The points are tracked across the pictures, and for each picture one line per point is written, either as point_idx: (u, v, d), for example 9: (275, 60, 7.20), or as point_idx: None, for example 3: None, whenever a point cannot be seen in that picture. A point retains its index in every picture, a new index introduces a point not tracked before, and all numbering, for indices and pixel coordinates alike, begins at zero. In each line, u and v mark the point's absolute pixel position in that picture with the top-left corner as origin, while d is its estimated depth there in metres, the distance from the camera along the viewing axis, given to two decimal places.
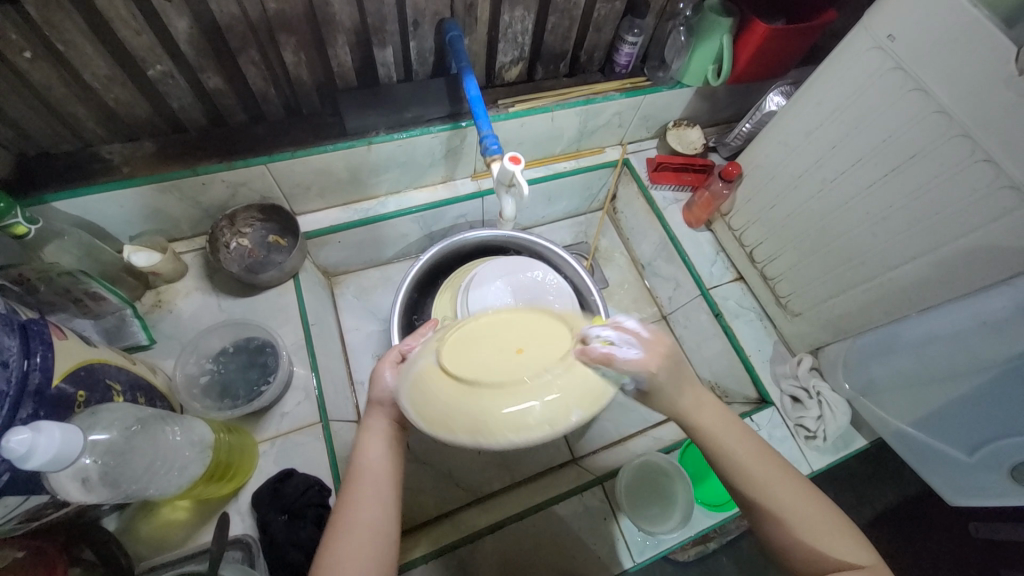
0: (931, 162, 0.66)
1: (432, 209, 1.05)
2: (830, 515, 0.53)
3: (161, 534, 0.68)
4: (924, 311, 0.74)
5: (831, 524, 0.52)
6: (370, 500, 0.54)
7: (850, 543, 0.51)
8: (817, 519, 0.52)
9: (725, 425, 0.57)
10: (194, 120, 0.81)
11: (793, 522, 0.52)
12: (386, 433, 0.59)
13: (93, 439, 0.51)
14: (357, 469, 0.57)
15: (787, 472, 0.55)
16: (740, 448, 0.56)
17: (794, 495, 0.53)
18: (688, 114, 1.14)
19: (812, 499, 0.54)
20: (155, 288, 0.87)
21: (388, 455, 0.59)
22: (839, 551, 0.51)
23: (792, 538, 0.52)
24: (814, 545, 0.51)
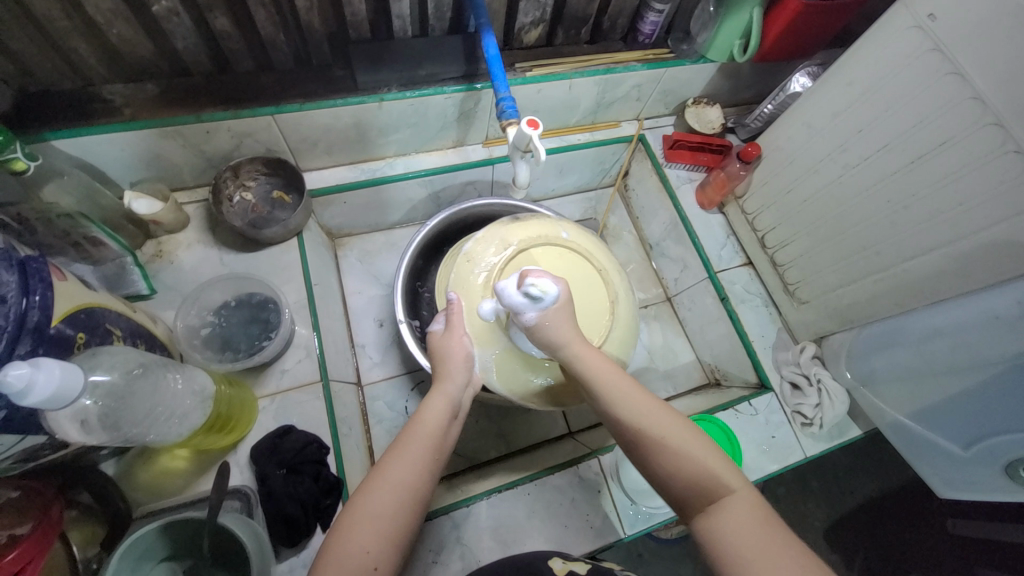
0: (959, 151, 0.64)
1: (441, 174, 1.02)
2: (709, 448, 0.54)
3: (160, 481, 0.68)
4: (934, 303, 0.73)
5: (703, 449, 0.53)
6: (409, 462, 0.54)
7: (725, 473, 0.52)
8: (698, 454, 0.53)
9: (600, 366, 0.59)
10: (199, 64, 0.77)
11: (676, 455, 0.53)
12: (448, 397, 0.62)
13: (94, 380, 0.50)
14: (408, 428, 0.58)
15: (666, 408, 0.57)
16: (615, 386, 0.58)
17: (672, 430, 0.54)
18: (709, 91, 1.11)
19: (697, 438, 0.54)
20: (156, 238, 0.85)
21: (442, 423, 0.59)
22: (713, 479, 0.51)
23: (672, 467, 0.52)
24: (693, 471, 0.52)
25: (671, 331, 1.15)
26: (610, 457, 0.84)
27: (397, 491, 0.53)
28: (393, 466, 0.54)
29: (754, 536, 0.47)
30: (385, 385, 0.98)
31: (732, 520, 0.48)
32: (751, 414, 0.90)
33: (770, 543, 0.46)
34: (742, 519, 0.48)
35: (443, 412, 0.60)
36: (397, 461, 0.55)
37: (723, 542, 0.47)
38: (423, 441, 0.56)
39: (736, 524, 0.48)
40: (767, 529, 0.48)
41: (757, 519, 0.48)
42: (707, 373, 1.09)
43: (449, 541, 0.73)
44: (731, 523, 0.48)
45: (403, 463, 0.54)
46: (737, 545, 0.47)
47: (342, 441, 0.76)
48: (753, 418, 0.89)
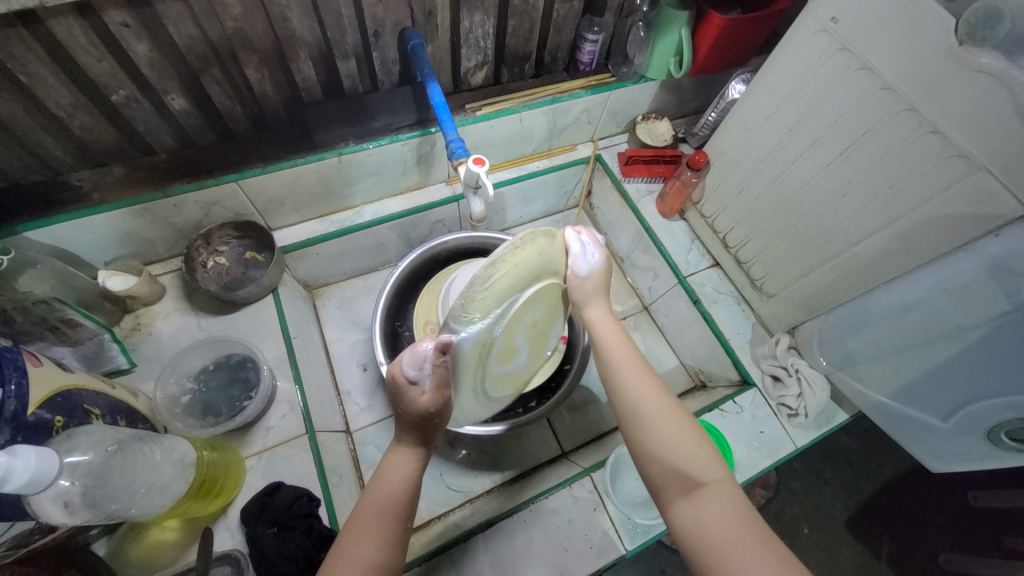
0: (881, 137, 0.68)
1: (408, 216, 1.06)
2: (702, 443, 0.54)
3: (151, 556, 0.67)
4: (889, 282, 0.75)
5: (697, 447, 0.54)
6: (371, 537, 0.51)
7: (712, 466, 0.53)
8: (690, 447, 0.53)
9: (614, 340, 0.62)
10: (163, 143, 0.81)
11: (660, 445, 0.54)
12: (410, 467, 0.56)
13: (72, 462, 0.52)
14: (372, 496, 0.54)
15: (665, 395, 0.58)
16: (622, 361, 0.61)
17: (667, 416, 0.56)
18: (656, 107, 1.16)
19: (691, 433, 0.55)
20: (134, 312, 0.87)
21: (408, 484, 0.55)
22: (699, 467, 0.52)
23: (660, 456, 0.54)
24: (679, 460, 0.53)
25: (653, 339, 1.16)
26: (602, 473, 0.84)
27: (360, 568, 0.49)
28: (357, 540, 0.50)
29: (731, 529, 0.48)
30: (374, 428, 0.98)
31: (716, 504, 0.50)
32: (737, 412, 0.90)
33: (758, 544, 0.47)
34: (723, 504, 0.50)
35: (406, 466, 0.56)
36: (356, 534, 0.51)
37: (705, 530, 0.49)
38: (383, 506, 0.53)
39: (721, 511, 0.50)
40: (747, 523, 0.49)
41: (740, 515, 0.49)
42: (693, 375, 1.11)
43: None
44: (711, 512, 0.50)
45: (364, 536, 0.51)
46: (715, 538, 0.48)
47: (332, 491, 0.76)
48: (739, 416, 0.90)
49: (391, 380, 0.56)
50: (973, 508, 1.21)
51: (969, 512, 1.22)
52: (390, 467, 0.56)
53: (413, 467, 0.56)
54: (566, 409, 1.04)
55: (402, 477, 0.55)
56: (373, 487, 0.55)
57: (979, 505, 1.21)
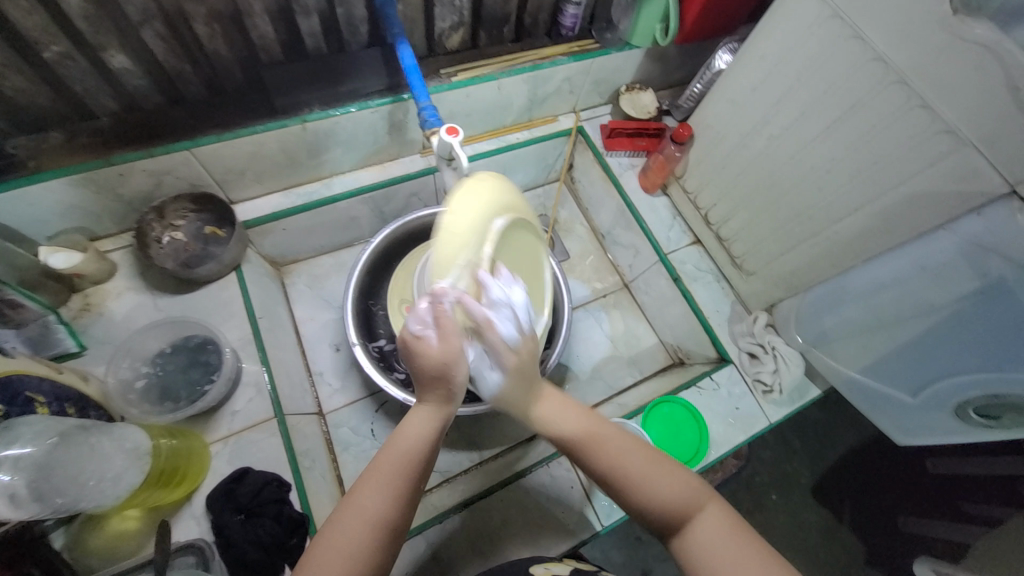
0: (870, 111, 0.66)
1: (380, 189, 1.01)
2: (683, 473, 0.54)
3: (114, 545, 0.65)
4: (869, 260, 0.75)
5: (671, 471, 0.53)
6: (380, 490, 0.49)
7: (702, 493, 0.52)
8: (676, 485, 0.52)
9: (572, 420, 0.57)
10: (104, 106, 0.74)
11: (650, 493, 0.52)
12: (432, 420, 0.54)
13: (11, 455, 0.48)
14: (385, 449, 0.51)
15: (627, 436, 0.56)
16: (572, 419, 0.57)
17: (637, 460, 0.54)
18: (640, 77, 1.12)
19: (670, 468, 0.54)
20: (82, 291, 0.81)
21: (427, 437, 0.53)
22: (689, 499, 0.52)
23: (653, 503, 0.52)
24: (667, 500, 0.52)
25: (632, 317, 1.16)
26: None
27: (365, 525, 0.47)
28: (363, 495, 0.48)
29: (732, 554, 0.49)
30: (349, 410, 0.96)
31: (712, 532, 0.50)
32: (714, 389, 0.90)
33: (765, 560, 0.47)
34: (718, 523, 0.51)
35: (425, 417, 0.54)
36: (370, 487, 0.49)
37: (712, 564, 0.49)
38: (400, 462, 0.50)
39: (716, 538, 0.50)
40: (742, 538, 0.50)
41: (732, 532, 0.50)
42: (671, 353, 1.10)
43: (427, 560, 0.72)
44: (708, 539, 0.50)
45: (372, 488, 0.49)
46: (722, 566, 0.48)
47: (304, 475, 0.73)
48: (716, 393, 0.90)
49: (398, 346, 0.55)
50: (931, 474, 1.27)
51: (929, 479, 1.27)
52: (412, 419, 0.54)
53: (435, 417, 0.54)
54: None
55: (421, 431, 0.53)
56: (393, 440, 0.52)
57: (932, 472, 1.28)
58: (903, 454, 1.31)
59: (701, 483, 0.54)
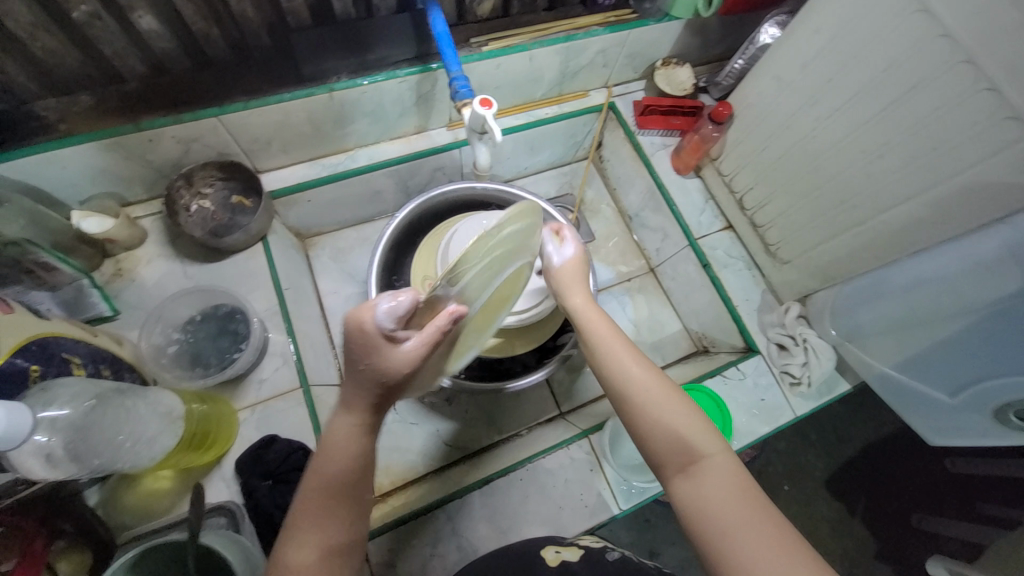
0: (931, 93, 0.62)
1: (406, 163, 0.99)
2: (694, 415, 0.55)
3: (146, 504, 0.67)
4: (916, 253, 0.71)
5: (682, 410, 0.55)
6: (320, 520, 0.50)
7: (708, 438, 0.54)
8: (681, 419, 0.54)
9: (594, 315, 0.63)
10: (133, 69, 0.73)
11: (658, 420, 0.54)
12: (359, 434, 0.53)
13: (48, 416, 0.48)
14: (315, 474, 0.51)
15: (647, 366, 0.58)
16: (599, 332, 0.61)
17: (653, 386, 0.56)
18: (677, 50, 1.06)
19: (683, 408, 0.55)
20: (114, 256, 0.82)
21: (354, 449, 0.52)
22: (695, 441, 0.53)
23: (659, 430, 0.54)
24: (672, 431, 0.54)
25: (657, 302, 1.13)
26: (600, 436, 0.84)
27: (314, 553, 0.49)
28: (307, 524, 0.50)
29: (731, 503, 0.49)
30: None
31: (715, 478, 0.51)
32: (739, 378, 0.88)
33: (770, 520, 0.48)
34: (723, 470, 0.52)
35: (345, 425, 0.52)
36: (304, 516, 0.50)
37: (704, 502, 0.50)
38: (327, 489, 0.51)
39: (720, 487, 0.51)
40: (749, 494, 0.50)
41: (738, 484, 0.51)
42: (696, 340, 1.08)
43: (445, 532, 0.73)
44: (711, 487, 0.51)
45: (310, 520, 0.50)
46: (716, 507, 0.50)
47: None
48: (741, 382, 0.88)
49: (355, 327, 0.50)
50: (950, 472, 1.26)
51: (946, 476, 1.26)
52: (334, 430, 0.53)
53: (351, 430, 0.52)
54: (566, 370, 1.03)
55: (340, 450, 0.52)
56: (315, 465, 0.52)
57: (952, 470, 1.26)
58: (923, 451, 1.29)
59: (711, 432, 0.54)
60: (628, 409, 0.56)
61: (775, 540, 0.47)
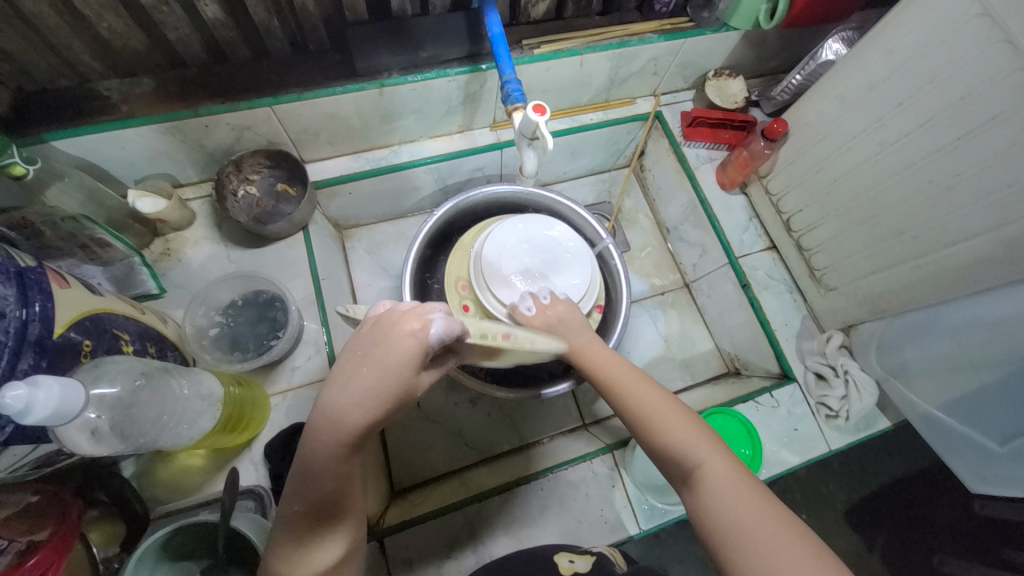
0: (1012, 126, 0.58)
1: (447, 161, 0.99)
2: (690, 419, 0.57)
3: (179, 479, 0.69)
4: (979, 292, 0.67)
5: (677, 414, 0.58)
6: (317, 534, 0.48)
7: (702, 440, 0.55)
8: (673, 423, 0.57)
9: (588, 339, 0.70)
10: (194, 55, 0.75)
11: (656, 428, 0.58)
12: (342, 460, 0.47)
13: (99, 393, 0.50)
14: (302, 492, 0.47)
15: (645, 380, 0.63)
16: (601, 357, 0.68)
17: (649, 397, 0.61)
18: (731, 62, 1.03)
19: (678, 413, 0.58)
20: (164, 236, 0.85)
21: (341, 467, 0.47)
22: (690, 442, 0.55)
23: (657, 437, 0.57)
24: (667, 437, 0.56)
25: (689, 319, 1.11)
26: (625, 452, 0.82)
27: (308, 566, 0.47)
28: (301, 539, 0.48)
29: (733, 502, 0.49)
30: None
31: (714, 476, 0.52)
32: (773, 406, 0.85)
33: (771, 518, 0.47)
34: (722, 471, 0.52)
35: (328, 444, 0.45)
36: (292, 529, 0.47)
37: (709, 505, 0.51)
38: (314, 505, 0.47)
39: (719, 486, 0.51)
40: (748, 494, 0.50)
41: (736, 483, 0.51)
42: (727, 361, 1.06)
43: (462, 536, 0.73)
44: (710, 488, 0.51)
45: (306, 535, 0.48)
46: (719, 508, 0.50)
47: None
48: (775, 410, 0.85)
49: (396, 328, 0.46)
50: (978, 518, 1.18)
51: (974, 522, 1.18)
52: (315, 446, 0.46)
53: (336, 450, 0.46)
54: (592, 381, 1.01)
55: (323, 469, 0.46)
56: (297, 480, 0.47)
57: (977, 512, 1.16)
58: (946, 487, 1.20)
59: (705, 434, 0.56)
60: (632, 428, 0.61)
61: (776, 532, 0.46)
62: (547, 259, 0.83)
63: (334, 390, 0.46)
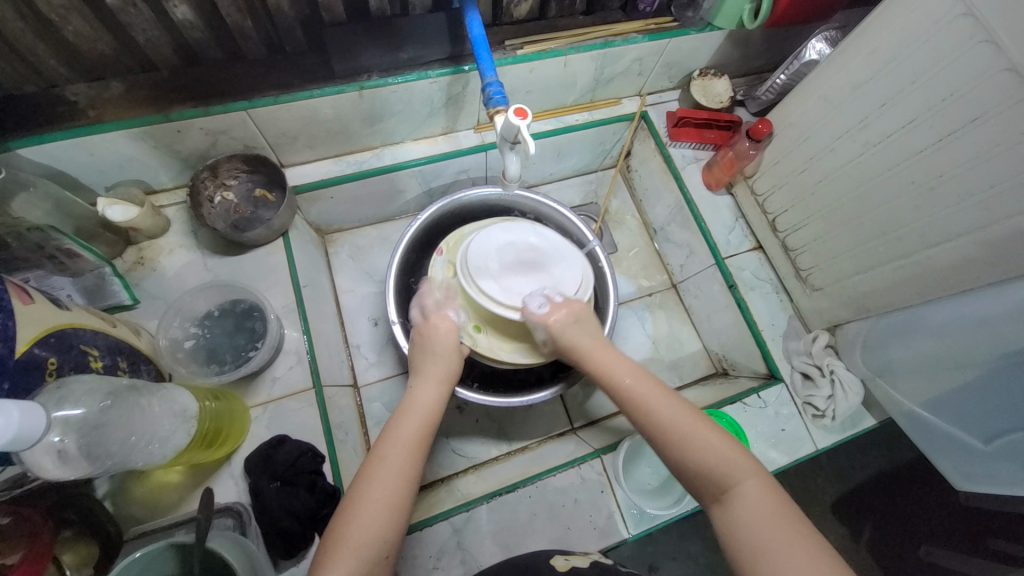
0: (994, 127, 0.58)
1: (431, 164, 0.97)
2: (721, 437, 0.56)
3: (155, 496, 0.67)
4: (962, 293, 0.68)
5: (710, 432, 0.57)
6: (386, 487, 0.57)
7: (741, 462, 0.55)
8: (709, 443, 0.56)
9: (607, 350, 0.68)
10: (164, 57, 0.72)
11: (689, 446, 0.56)
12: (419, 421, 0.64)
13: (63, 415, 0.48)
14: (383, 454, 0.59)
15: (673, 396, 0.61)
16: (623, 369, 0.66)
17: (679, 412, 0.59)
18: (716, 61, 1.03)
19: (711, 433, 0.57)
20: (137, 244, 0.82)
21: (417, 442, 0.61)
22: (728, 464, 0.54)
23: (689, 457, 0.56)
24: (703, 457, 0.55)
25: (677, 320, 1.11)
26: (613, 456, 0.82)
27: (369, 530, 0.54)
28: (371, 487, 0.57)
29: (769, 525, 0.50)
30: (382, 385, 0.96)
31: (749, 500, 0.52)
32: (760, 407, 0.85)
33: (807, 543, 0.49)
34: (758, 494, 0.53)
35: (414, 419, 0.64)
36: (359, 506, 0.55)
37: (746, 529, 0.51)
38: (392, 475, 0.57)
39: (756, 509, 0.52)
40: (786, 521, 0.51)
41: (773, 506, 0.52)
42: (715, 361, 1.06)
43: (450, 546, 0.72)
44: (748, 511, 0.52)
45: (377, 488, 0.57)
46: (756, 532, 0.50)
47: (337, 448, 0.74)
48: (761, 411, 0.85)
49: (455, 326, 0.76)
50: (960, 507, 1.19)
51: (955, 511, 1.19)
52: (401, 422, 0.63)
53: (419, 423, 0.63)
54: (580, 384, 1.01)
55: (405, 439, 0.61)
56: (376, 457, 0.59)
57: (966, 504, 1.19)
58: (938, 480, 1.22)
59: (742, 454, 0.55)
60: (657, 443, 0.59)
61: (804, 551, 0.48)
62: (541, 254, 0.81)
63: (429, 377, 0.69)
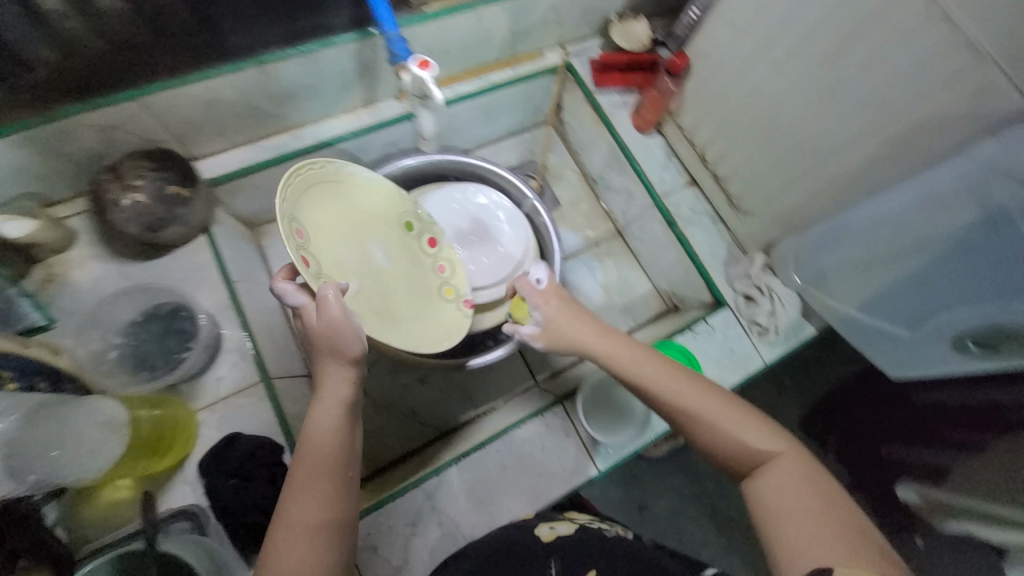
0: (887, 25, 0.60)
1: (355, 140, 0.93)
2: (748, 418, 0.57)
3: (106, 515, 0.64)
4: (876, 192, 0.70)
5: (738, 415, 0.57)
6: (304, 537, 0.50)
7: (771, 440, 0.55)
8: (736, 423, 0.56)
9: (621, 339, 0.66)
10: (31, 51, 0.65)
11: (716, 429, 0.56)
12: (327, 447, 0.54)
13: None
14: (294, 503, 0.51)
15: (695, 378, 0.60)
16: (639, 356, 0.64)
17: (703, 396, 0.58)
18: (631, 2, 1.02)
19: (740, 415, 0.57)
20: (42, 262, 0.76)
21: (331, 491, 0.52)
22: (763, 445, 0.55)
23: (717, 439, 0.56)
24: (738, 441, 0.56)
25: (626, 264, 1.13)
26: (574, 400, 0.83)
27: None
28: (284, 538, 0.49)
29: (801, 501, 0.51)
30: None
31: (780, 479, 0.53)
32: (708, 333, 0.88)
33: (836, 516, 0.49)
34: (795, 480, 0.52)
35: (317, 468, 0.52)
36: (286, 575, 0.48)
37: (777, 510, 0.51)
38: (308, 519, 0.50)
39: (785, 488, 0.52)
40: (812, 498, 0.51)
41: (805, 482, 0.52)
42: (666, 299, 1.09)
43: (425, 511, 0.72)
44: (778, 489, 0.52)
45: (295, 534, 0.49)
46: (784, 509, 0.51)
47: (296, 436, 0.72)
48: (710, 337, 0.88)
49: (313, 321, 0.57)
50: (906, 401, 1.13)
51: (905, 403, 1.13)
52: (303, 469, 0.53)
53: (322, 471, 0.52)
54: None
55: (312, 494, 0.51)
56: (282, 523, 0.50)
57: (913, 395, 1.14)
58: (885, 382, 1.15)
59: (771, 435, 0.56)
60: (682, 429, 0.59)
61: (832, 521, 0.49)
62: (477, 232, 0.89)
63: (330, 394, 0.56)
